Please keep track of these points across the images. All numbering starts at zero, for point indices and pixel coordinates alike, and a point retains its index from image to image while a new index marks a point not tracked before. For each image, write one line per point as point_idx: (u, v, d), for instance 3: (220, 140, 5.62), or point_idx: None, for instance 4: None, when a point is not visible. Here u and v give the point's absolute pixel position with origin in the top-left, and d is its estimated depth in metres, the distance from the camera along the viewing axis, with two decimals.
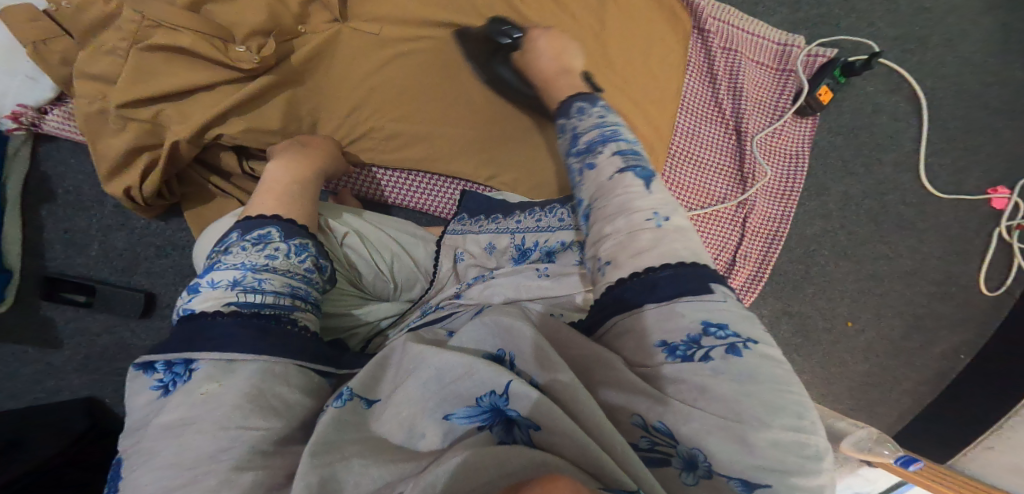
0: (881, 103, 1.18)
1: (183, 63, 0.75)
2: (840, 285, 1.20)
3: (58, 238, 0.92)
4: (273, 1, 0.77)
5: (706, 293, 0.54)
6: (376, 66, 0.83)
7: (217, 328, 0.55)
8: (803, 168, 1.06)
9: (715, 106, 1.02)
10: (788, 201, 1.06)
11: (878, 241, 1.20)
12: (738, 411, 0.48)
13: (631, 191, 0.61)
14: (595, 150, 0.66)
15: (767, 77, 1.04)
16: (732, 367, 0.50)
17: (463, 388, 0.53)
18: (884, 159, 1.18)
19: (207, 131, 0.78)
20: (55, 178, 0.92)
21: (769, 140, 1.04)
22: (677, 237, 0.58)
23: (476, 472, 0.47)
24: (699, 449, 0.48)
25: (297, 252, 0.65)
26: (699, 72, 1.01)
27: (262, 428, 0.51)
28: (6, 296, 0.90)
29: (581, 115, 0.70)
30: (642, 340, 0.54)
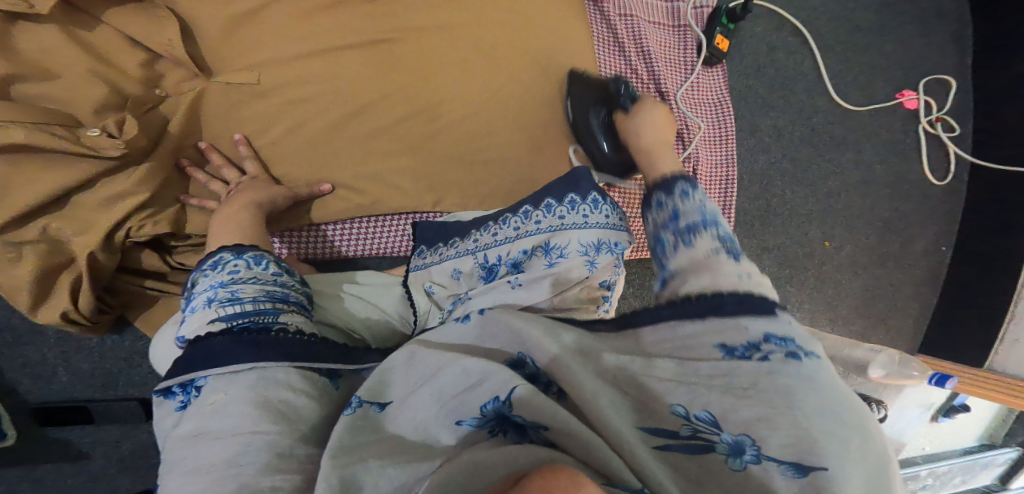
0: (772, 41, 1.23)
1: (34, 165, 0.64)
2: (804, 211, 1.21)
3: (20, 373, 0.79)
4: (93, 66, 0.68)
5: (770, 313, 0.49)
6: (268, 115, 0.78)
7: (203, 349, 0.55)
8: (730, 111, 1.12)
9: (634, 72, 1.02)
10: (728, 145, 1.11)
11: (822, 161, 1.24)
12: (785, 402, 0.43)
13: (721, 259, 0.54)
14: (696, 231, 0.58)
15: (668, 36, 1.09)
16: (793, 369, 0.45)
17: (474, 397, 0.50)
18: (795, 89, 1.25)
19: (116, 231, 0.69)
20: None
21: (689, 94, 1.09)
22: (781, 312, 0.49)
23: (486, 472, 0.43)
24: (745, 434, 0.43)
25: (257, 262, 0.65)
26: (607, 43, 1.01)
27: (274, 434, 0.50)
28: (6, 433, 0.77)
29: (684, 198, 0.62)
30: (700, 329, 0.49)
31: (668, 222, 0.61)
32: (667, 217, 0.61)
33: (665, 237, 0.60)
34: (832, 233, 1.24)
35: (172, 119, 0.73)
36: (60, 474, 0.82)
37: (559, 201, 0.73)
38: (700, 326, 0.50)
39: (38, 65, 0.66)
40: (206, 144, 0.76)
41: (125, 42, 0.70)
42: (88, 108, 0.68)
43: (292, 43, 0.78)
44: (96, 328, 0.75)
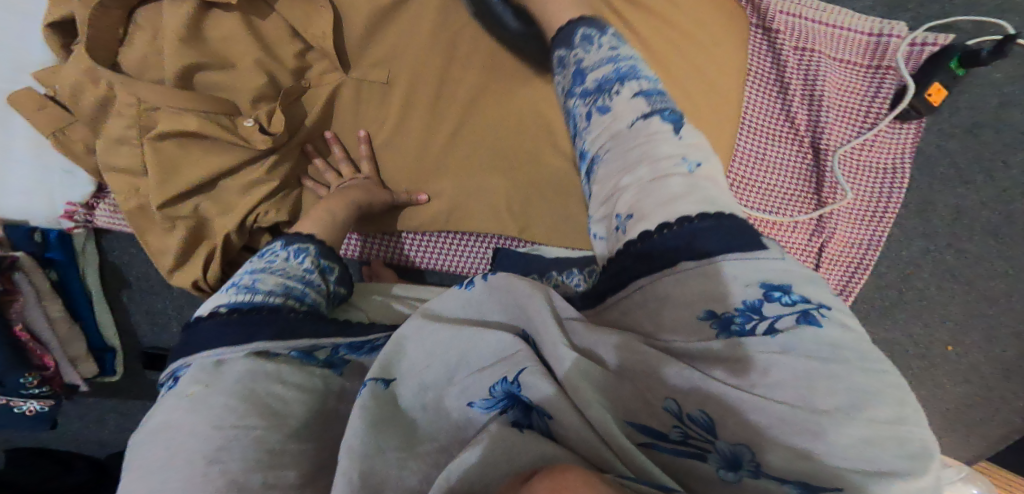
0: (1010, 94, 0.95)
1: (198, 146, 0.75)
2: (942, 309, 1.04)
3: (143, 317, 1.02)
4: (263, 57, 0.75)
5: (764, 250, 0.49)
6: (387, 109, 0.80)
7: (203, 332, 0.61)
8: (903, 183, 0.91)
9: (787, 119, 0.89)
10: (881, 227, 0.92)
11: (998, 258, 1.01)
12: (807, 392, 0.44)
13: (653, 137, 0.55)
14: (610, 88, 0.59)
15: (857, 76, 0.88)
16: (801, 342, 0.45)
17: (485, 378, 0.53)
18: (1012, 162, 0.97)
19: (247, 216, 0.78)
20: (122, 266, 0.99)
21: (855, 155, 0.90)
22: (706, 183, 0.53)
23: (491, 470, 0.45)
24: (745, 445, 0.44)
25: (296, 255, 0.69)
26: (765, 80, 0.88)
27: (260, 430, 0.55)
28: (117, 367, 1.03)
29: (588, 42, 0.63)
30: (675, 310, 0.50)
31: (580, 90, 0.62)
32: (572, 80, 0.63)
33: (580, 106, 0.62)
34: (963, 338, 1.06)
35: (311, 110, 0.79)
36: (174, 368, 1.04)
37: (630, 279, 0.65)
38: (691, 287, 0.49)
39: (219, 54, 0.74)
40: (332, 135, 0.81)
41: (288, 34, 0.76)
42: (247, 98, 0.76)
43: (420, 36, 0.77)
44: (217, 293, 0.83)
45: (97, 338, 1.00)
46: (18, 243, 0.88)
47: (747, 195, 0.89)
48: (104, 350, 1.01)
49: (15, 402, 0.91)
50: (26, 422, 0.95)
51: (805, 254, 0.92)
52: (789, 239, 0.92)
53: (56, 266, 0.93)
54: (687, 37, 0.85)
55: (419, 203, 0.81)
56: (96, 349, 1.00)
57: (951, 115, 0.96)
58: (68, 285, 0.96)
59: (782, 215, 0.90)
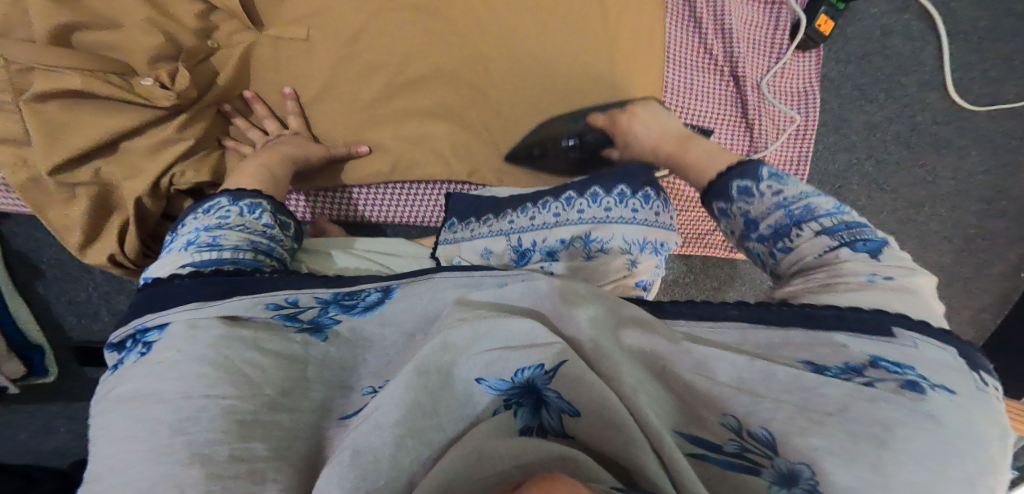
0: (888, 24, 1.07)
1: (89, 110, 0.68)
2: (876, 218, 1.12)
3: (68, 311, 0.92)
4: (154, 14, 0.69)
5: (903, 336, 0.45)
6: (322, 68, 0.79)
7: (175, 292, 0.56)
8: (816, 104, 1.01)
9: (706, 53, 0.94)
10: (804, 142, 1.01)
11: (913, 166, 1.11)
12: (887, 433, 0.39)
13: (841, 281, 0.51)
14: (787, 232, 0.56)
15: (756, 11, 0.98)
16: (913, 406, 0.41)
17: (510, 358, 0.48)
18: (906, 81, 1.08)
19: (160, 179, 0.72)
20: (33, 253, 0.88)
21: (770, 81, 0.98)
22: (899, 295, 0.49)
23: (491, 461, 0.43)
24: (806, 462, 0.40)
25: (251, 211, 0.67)
26: (681, 16, 0.93)
27: (232, 400, 0.50)
28: (50, 368, 0.92)
29: (748, 195, 0.59)
30: (795, 351, 0.46)
31: (759, 236, 0.58)
32: (742, 226, 0.59)
33: (756, 247, 0.58)
34: (901, 246, 1.15)
35: (221, 73, 0.75)
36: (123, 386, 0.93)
37: (605, 191, 0.73)
38: (794, 341, 0.47)
39: (101, 15, 0.68)
40: (252, 94, 0.78)
41: None
42: (143, 59, 0.70)
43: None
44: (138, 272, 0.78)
45: (16, 335, 0.89)
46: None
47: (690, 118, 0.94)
48: (30, 349, 0.91)
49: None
50: None
51: None
52: None
53: None
54: None
55: (359, 156, 0.81)
56: (21, 347, 0.90)
57: (845, 44, 1.08)
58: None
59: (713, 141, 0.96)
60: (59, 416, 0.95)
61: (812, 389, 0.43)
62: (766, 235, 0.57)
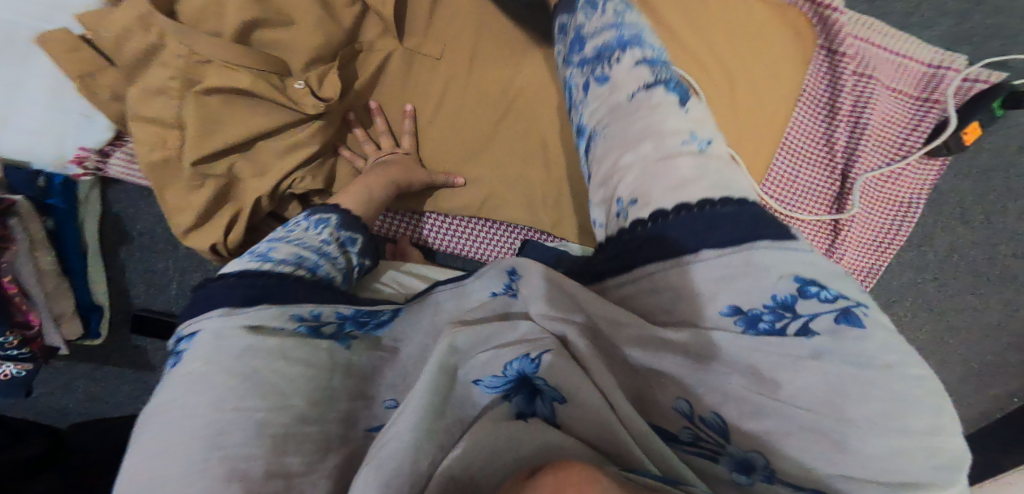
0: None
1: (243, 104, 0.71)
2: (911, 336, 1.08)
3: (140, 278, 0.93)
4: (325, 18, 0.72)
5: (771, 239, 0.48)
6: (444, 83, 0.81)
7: (210, 294, 0.57)
8: (914, 219, 0.92)
9: (827, 144, 0.86)
10: (882, 255, 0.93)
11: (969, 294, 1.05)
12: (842, 402, 0.43)
13: (660, 113, 0.55)
14: (610, 56, 0.60)
15: (901, 108, 0.88)
16: (838, 343, 0.44)
17: (499, 358, 0.56)
18: (1010, 206, 0.99)
19: (283, 182, 0.76)
20: (126, 219, 0.90)
21: (878, 186, 0.89)
22: (721, 162, 0.54)
23: (491, 464, 0.51)
24: (757, 452, 0.46)
25: (316, 227, 0.65)
26: (817, 101, 0.85)
27: (263, 412, 0.51)
28: (101, 332, 0.95)
29: (591, 9, 0.65)
30: (693, 301, 0.50)
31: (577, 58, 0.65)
32: (574, 48, 0.65)
33: (576, 76, 0.64)
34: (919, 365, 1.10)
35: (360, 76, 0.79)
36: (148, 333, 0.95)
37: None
38: (714, 274, 0.49)
39: (282, 11, 0.70)
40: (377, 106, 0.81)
41: None
42: (302, 59, 0.72)
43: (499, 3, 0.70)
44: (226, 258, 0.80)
45: (85, 298, 0.91)
46: (18, 186, 0.80)
47: (781, 201, 0.86)
48: (91, 310, 0.92)
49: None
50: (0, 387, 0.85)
51: None
52: None
53: (53, 214, 0.85)
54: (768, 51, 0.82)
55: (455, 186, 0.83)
56: (82, 308, 0.92)
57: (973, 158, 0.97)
58: (61, 236, 0.86)
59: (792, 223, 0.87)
60: (83, 378, 0.98)
61: (751, 350, 0.46)
62: (591, 60, 0.63)
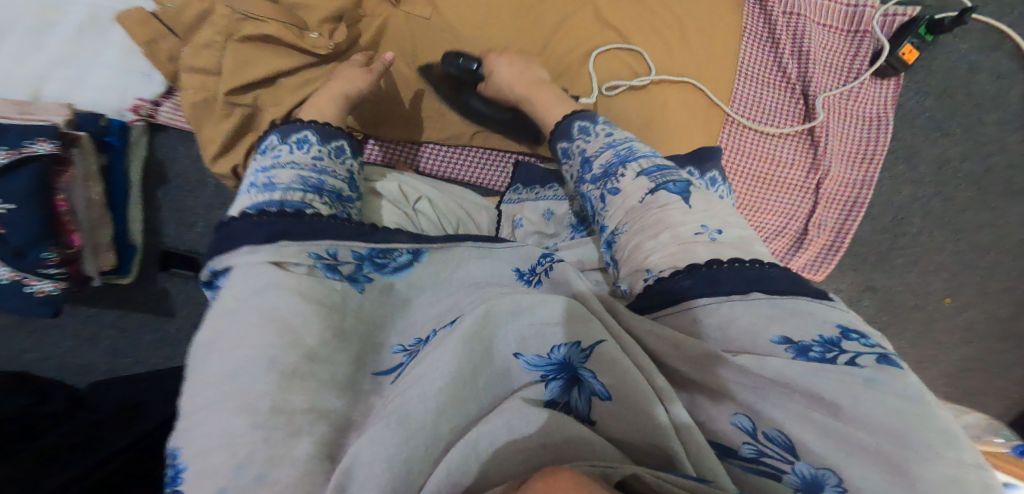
0: (975, 62, 1.03)
1: (270, 49, 0.72)
2: (936, 257, 1.09)
3: (170, 216, 0.91)
4: None
5: (803, 298, 0.52)
6: (436, 47, 0.88)
7: (232, 234, 0.58)
8: (888, 129, 0.98)
9: (780, 71, 0.96)
10: (870, 165, 0.99)
11: (981, 208, 1.07)
12: (902, 427, 0.43)
13: (667, 208, 0.60)
14: (614, 174, 0.65)
15: (836, 39, 0.97)
16: (882, 375, 0.45)
17: (536, 337, 0.52)
18: (987, 119, 1.04)
19: (299, 110, 0.75)
20: (167, 162, 0.89)
21: (842, 104, 0.97)
22: (733, 245, 0.58)
23: (522, 424, 0.47)
24: (830, 469, 0.43)
25: (297, 146, 0.66)
26: (759, 38, 0.96)
27: (278, 350, 0.51)
28: (130, 270, 0.88)
29: (586, 134, 0.71)
30: (756, 336, 0.50)
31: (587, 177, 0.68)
32: (580, 169, 0.69)
33: (592, 191, 0.67)
34: (958, 291, 1.11)
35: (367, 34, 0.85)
36: (164, 302, 0.93)
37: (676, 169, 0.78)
38: (760, 314, 0.51)
39: None
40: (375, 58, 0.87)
41: None
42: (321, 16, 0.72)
43: None
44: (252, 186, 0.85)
45: (122, 233, 0.86)
46: (83, 123, 0.78)
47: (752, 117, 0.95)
48: (125, 246, 0.87)
49: (23, 278, 0.75)
50: (27, 308, 0.77)
51: (802, 190, 0.98)
52: (789, 178, 0.98)
53: (109, 152, 0.83)
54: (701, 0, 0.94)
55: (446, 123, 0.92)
56: (118, 241, 0.86)
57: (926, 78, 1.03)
58: (112, 171, 0.84)
59: (769, 138, 0.96)
60: (108, 330, 0.93)
61: (798, 382, 0.46)
62: (597, 176, 0.67)
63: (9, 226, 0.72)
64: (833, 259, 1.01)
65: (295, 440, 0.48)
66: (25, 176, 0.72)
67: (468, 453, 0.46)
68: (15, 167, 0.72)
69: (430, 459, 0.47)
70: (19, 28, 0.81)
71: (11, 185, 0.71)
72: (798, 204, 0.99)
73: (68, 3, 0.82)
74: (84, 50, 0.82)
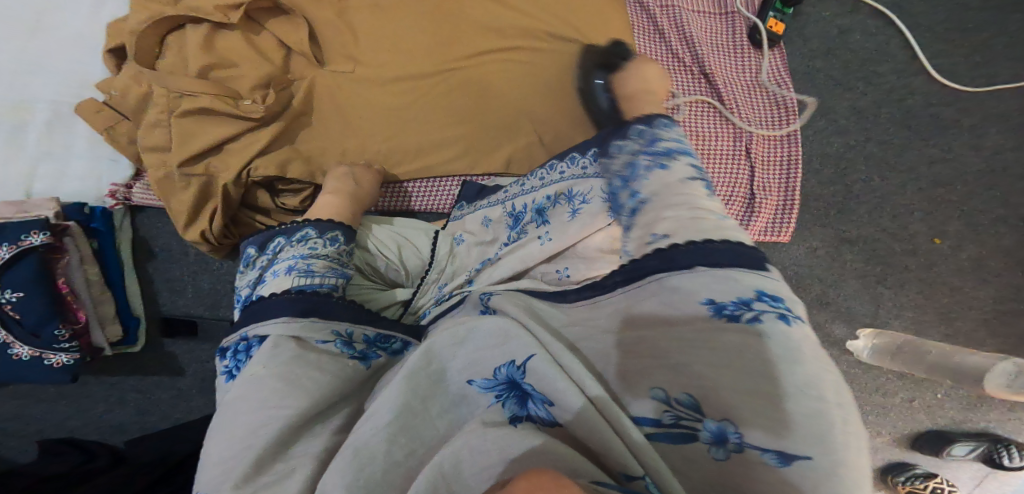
0: (843, 25, 1.11)
1: (210, 120, 0.85)
2: (900, 199, 1.06)
3: (164, 286, 1.00)
4: (258, 57, 0.87)
5: (741, 268, 0.52)
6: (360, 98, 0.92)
7: (274, 306, 0.62)
8: (791, 92, 1.04)
9: (675, 58, 1.03)
10: (789, 125, 1.04)
11: (923, 145, 1.06)
12: (777, 370, 0.45)
13: (693, 195, 0.62)
14: (672, 156, 0.68)
15: (714, 23, 1.06)
16: (774, 329, 0.47)
17: (490, 357, 0.52)
18: (880, 70, 1.09)
19: (246, 168, 0.87)
20: (150, 239, 0.98)
21: (739, 76, 1.04)
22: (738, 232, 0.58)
23: (483, 454, 0.45)
24: (731, 418, 0.45)
25: (330, 243, 0.73)
26: (647, 32, 1.03)
27: (291, 408, 0.52)
28: (137, 340, 0.98)
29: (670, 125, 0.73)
30: (688, 296, 0.52)
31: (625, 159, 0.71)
32: (644, 142, 0.70)
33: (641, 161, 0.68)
34: (945, 228, 1.04)
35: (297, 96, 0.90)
36: (171, 368, 1.01)
37: (569, 157, 0.78)
38: (692, 279, 0.53)
39: (225, 57, 0.86)
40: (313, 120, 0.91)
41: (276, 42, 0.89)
42: (250, 82, 0.86)
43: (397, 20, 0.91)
44: (220, 248, 0.92)
45: (124, 306, 0.95)
46: (70, 215, 0.88)
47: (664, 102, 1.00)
48: (129, 318, 0.96)
49: (42, 353, 0.84)
50: (45, 377, 0.85)
51: (733, 159, 1.01)
52: (717, 149, 1.01)
53: (97, 237, 0.92)
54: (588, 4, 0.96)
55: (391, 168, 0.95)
56: (121, 314, 0.96)
57: (804, 45, 1.11)
58: (103, 255, 0.93)
59: (685, 118, 1.01)
60: (133, 391, 1.01)
61: (715, 346, 0.49)
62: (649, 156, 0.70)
63: (23, 311, 0.82)
64: (790, 219, 1.03)
65: (287, 479, 0.50)
66: (31, 264, 0.82)
67: (438, 479, 0.45)
68: (16, 260, 0.82)
69: (393, 486, 0.47)
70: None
71: (20, 274, 0.82)
72: (734, 173, 1.02)
73: (37, 100, 0.91)
74: (57, 144, 0.91)
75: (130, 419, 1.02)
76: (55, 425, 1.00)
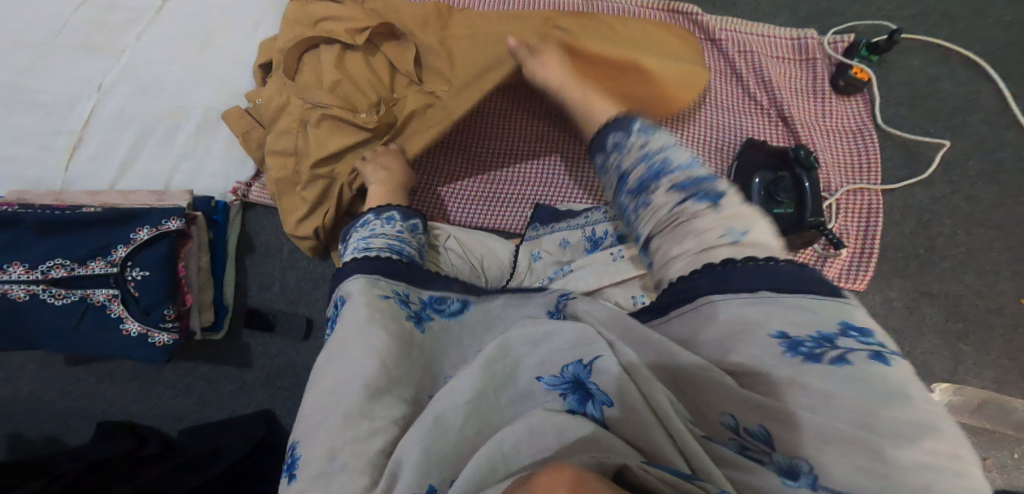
0: (932, 73, 1.11)
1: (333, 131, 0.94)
2: (986, 256, 1.03)
3: (255, 280, 1.07)
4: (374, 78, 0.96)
5: (825, 298, 0.50)
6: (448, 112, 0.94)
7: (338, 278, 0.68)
8: (874, 139, 1.06)
9: (751, 101, 1.06)
10: (871, 174, 1.05)
11: (1013, 202, 1.04)
12: (872, 414, 0.44)
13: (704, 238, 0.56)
14: (648, 186, 0.59)
15: (794, 68, 1.09)
16: (872, 380, 0.45)
17: (560, 355, 0.55)
18: (971, 121, 1.08)
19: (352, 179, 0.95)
20: (252, 236, 1.07)
21: (818, 122, 1.06)
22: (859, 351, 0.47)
23: (540, 439, 0.49)
24: (801, 459, 0.44)
25: (387, 222, 0.76)
26: (723, 75, 1.08)
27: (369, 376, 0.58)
28: (222, 327, 1.05)
29: (620, 148, 0.62)
30: (755, 330, 0.50)
31: (623, 191, 0.61)
32: (615, 180, 0.62)
33: (625, 202, 0.61)
34: None
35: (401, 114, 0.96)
36: (242, 361, 1.07)
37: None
38: (768, 311, 0.50)
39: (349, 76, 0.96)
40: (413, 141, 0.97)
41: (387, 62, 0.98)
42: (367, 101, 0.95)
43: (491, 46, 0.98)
44: (315, 248, 1.01)
45: (220, 293, 1.04)
46: (198, 205, 0.99)
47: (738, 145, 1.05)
48: (220, 305, 1.05)
49: (148, 331, 0.91)
50: (144, 354, 0.91)
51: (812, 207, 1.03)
52: None
53: (213, 228, 1.02)
54: (665, 43, 1.01)
55: None
56: (215, 302, 1.04)
57: (891, 91, 1.11)
58: (215, 245, 1.03)
59: None
60: (202, 379, 1.07)
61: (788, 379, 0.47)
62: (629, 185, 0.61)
63: (143, 288, 0.91)
64: (870, 266, 1.02)
65: (372, 438, 0.54)
66: (161, 248, 0.91)
67: (498, 458, 0.48)
68: (153, 242, 0.91)
69: (458, 457, 0.51)
70: (157, 129, 1.03)
71: (150, 256, 0.90)
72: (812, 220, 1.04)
73: (192, 106, 1.04)
74: (203, 145, 1.03)
75: (194, 411, 1.07)
76: (138, 401, 1.07)
